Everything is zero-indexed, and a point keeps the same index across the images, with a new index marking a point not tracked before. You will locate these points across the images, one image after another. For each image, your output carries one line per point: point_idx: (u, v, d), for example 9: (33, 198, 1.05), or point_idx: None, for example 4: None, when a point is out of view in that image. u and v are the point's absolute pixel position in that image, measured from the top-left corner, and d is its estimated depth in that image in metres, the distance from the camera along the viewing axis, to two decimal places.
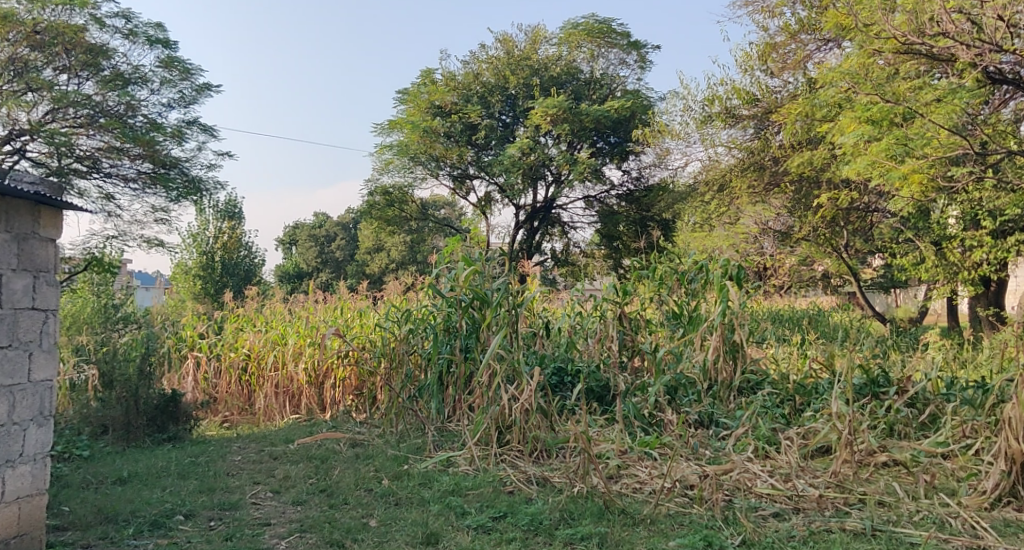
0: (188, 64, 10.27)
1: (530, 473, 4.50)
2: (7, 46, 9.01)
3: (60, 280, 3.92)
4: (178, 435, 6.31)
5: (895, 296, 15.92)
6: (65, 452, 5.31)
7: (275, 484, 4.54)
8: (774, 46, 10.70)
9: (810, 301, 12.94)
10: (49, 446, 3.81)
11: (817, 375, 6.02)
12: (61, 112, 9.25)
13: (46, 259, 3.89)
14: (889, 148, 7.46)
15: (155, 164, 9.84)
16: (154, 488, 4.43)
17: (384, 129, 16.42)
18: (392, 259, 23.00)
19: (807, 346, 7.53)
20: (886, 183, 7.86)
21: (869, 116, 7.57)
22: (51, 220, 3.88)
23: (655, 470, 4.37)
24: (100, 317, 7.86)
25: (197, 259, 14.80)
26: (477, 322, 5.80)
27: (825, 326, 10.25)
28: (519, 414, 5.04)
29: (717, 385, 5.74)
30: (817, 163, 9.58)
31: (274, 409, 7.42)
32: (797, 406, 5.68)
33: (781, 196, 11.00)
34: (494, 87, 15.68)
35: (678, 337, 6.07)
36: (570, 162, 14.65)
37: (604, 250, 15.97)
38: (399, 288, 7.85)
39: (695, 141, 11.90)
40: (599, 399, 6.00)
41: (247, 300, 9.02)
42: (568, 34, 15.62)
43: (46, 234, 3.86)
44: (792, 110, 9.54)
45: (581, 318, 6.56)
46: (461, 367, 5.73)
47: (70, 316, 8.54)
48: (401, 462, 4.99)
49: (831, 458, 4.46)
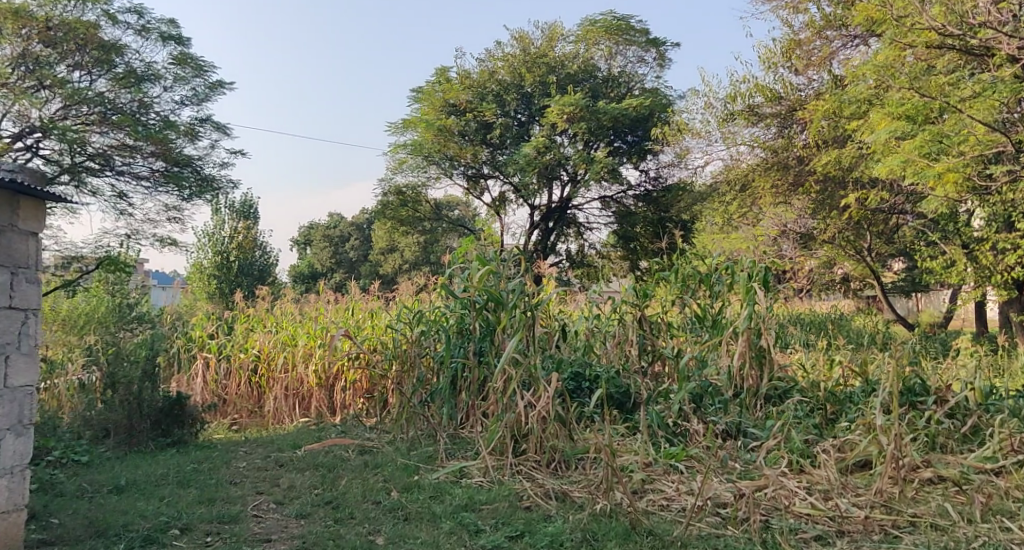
0: (201, 61, 10.09)
1: (549, 488, 4.24)
2: (19, 41, 8.87)
3: (42, 277, 3.77)
4: (183, 439, 6.11)
5: (917, 300, 15.57)
6: (61, 457, 5.09)
7: (278, 494, 4.31)
8: (798, 42, 10.42)
9: (832, 305, 12.61)
10: (29, 457, 3.65)
11: (849, 383, 5.75)
12: (74, 110, 9.09)
13: (26, 255, 3.74)
14: (924, 145, 7.08)
15: (168, 161, 9.66)
16: (152, 498, 4.22)
17: (399, 128, 16.22)
18: (406, 260, 22.79)
19: (834, 352, 7.26)
20: (919, 181, 7.47)
21: (903, 112, 7.23)
22: (32, 212, 3.73)
23: (683, 485, 4.09)
24: (115, 315, 7.78)
25: (211, 259, 14.66)
26: (492, 324, 5.54)
27: (851, 330, 9.94)
28: (536, 422, 4.78)
29: (744, 393, 5.48)
30: (845, 161, 9.24)
31: (283, 412, 7.22)
32: (828, 416, 5.43)
33: (804, 196, 10.68)
34: (509, 85, 15.40)
35: (703, 342, 5.82)
36: (587, 161, 14.36)
37: (621, 251, 15.82)
38: (411, 288, 7.66)
39: (716, 139, 11.59)
40: (619, 407, 5.74)
41: (257, 300, 8.82)
42: (586, 31, 15.30)
43: (25, 228, 3.72)
44: (817, 107, 9.26)
45: (599, 320, 6.31)
46: (475, 371, 5.47)
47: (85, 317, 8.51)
48: (411, 472, 4.73)
49: (871, 473, 4.16)
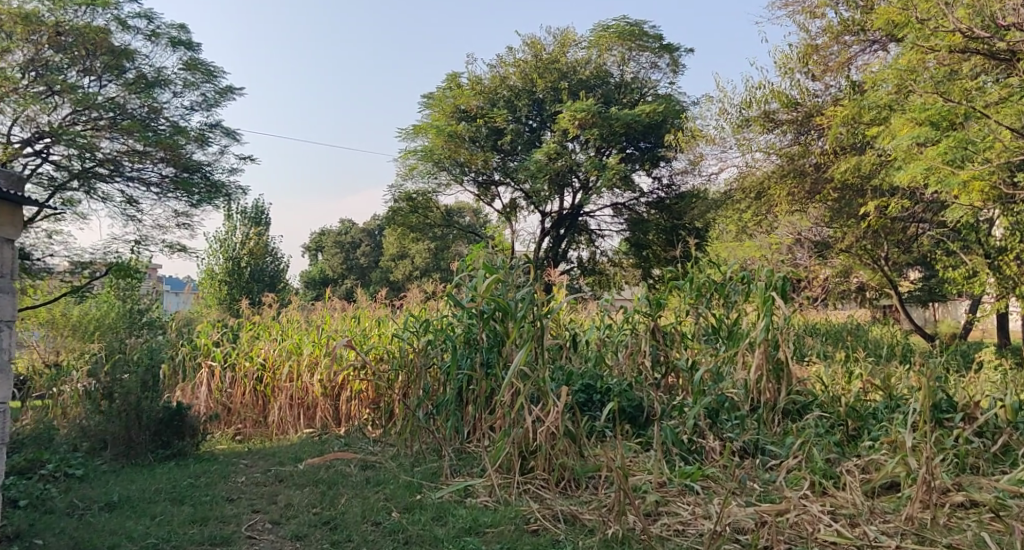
0: (211, 66, 10.00)
1: (557, 509, 4.04)
2: (30, 46, 8.73)
3: (16, 285, 3.79)
4: (183, 451, 5.95)
5: (935, 310, 15.31)
6: (55, 471, 4.95)
7: (276, 513, 4.15)
8: (816, 47, 10.21)
9: (847, 314, 12.37)
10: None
11: (872, 398, 5.54)
12: (84, 115, 8.99)
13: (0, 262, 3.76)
14: (948, 152, 6.86)
15: (177, 167, 9.57)
16: (144, 516, 4.06)
17: (409, 134, 16.10)
18: (416, 266, 22.68)
19: (852, 363, 7.05)
20: (943, 189, 7.24)
21: (926, 117, 7.02)
22: (7, 219, 3.74)
23: (700, 508, 3.89)
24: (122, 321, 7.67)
25: (222, 264, 14.54)
26: (500, 335, 5.35)
27: (868, 341, 9.71)
28: (545, 438, 4.60)
29: (761, 407, 5.29)
30: (864, 168, 9.00)
31: (288, 422, 7.06)
32: (850, 433, 5.22)
33: (821, 204, 10.45)
34: (521, 90, 15.24)
35: (719, 354, 5.63)
36: (599, 167, 14.16)
37: (633, 259, 15.65)
38: (419, 296, 7.50)
39: (731, 146, 11.39)
40: (632, 421, 5.52)
41: (264, 308, 8.68)
42: (598, 37, 15.14)
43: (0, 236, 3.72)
44: (836, 113, 9.03)
45: (611, 330, 6.14)
46: (482, 384, 5.30)
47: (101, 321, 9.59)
48: (414, 490, 4.55)
49: (899, 496, 3.93)
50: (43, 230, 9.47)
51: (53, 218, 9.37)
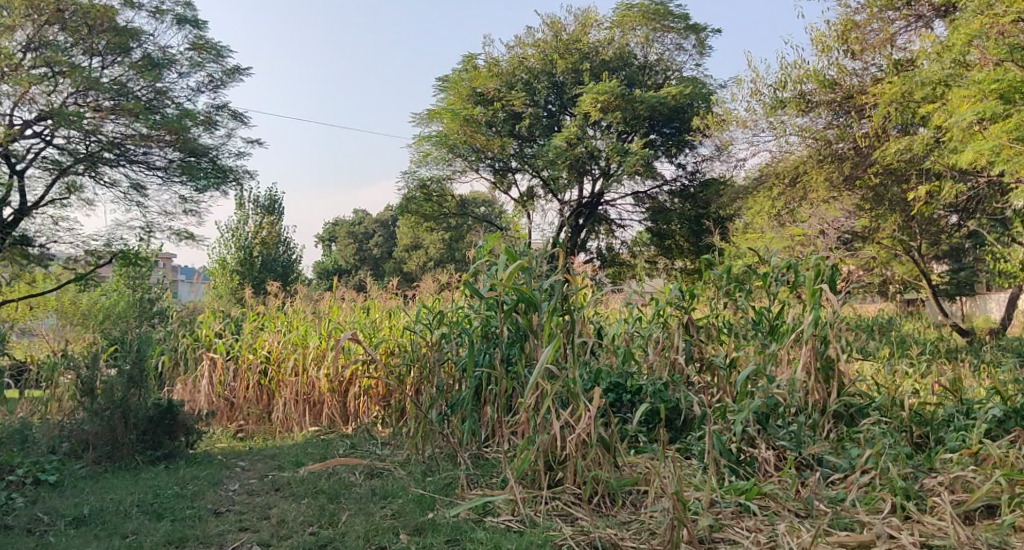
0: (218, 46, 9.50)
1: (594, 535, 3.50)
2: (31, 24, 8.16)
3: None
4: (174, 452, 5.46)
5: (965, 303, 14.67)
6: (25, 476, 4.50)
7: (266, 533, 3.66)
8: (855, 23, 9.57)
9: (877, 308, 11.78)
10: None
11: (936, 402, 4.95)
12: (86, 97, 8.44)
13: None
14: (1016, 128, 6.19)
15: (184, 151, 9.06)
16: (114, 536, 3.59)
17: (424, 119, 15.56)
18: (430, 257, 22.17)
19: (898, 361, 6.46)
20: (1007, 170, 6.56)
21: (996, 91, 6.32)
22: None
23: (763, 536, 3.35)
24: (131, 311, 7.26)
25: (235, 253, 14.06)
26: (522, 329, 4.72)
27: (908, 336, 9.13)
28: (574, 447, 4.03)
29: (810, 411, 4.71)
30: (914, 150, 8.32)
31: (293, 420, 6.54)
32: (914, 440, 4.64)
33: (858, 191, 9.82)
34: (540, 73, 14.63)
35: (762, 351, 5.04)
36: (621, 153, 13.56)
37: (653, 250, 15.09)
38: (433, 286, 6.97)
39: (762, 129, 10.81)
40: (667, 423, 4.96)
41: (269, 297, 8.12)
42: (621, 16, 14.49)
43: None
44: (883, 90, 8.35)
45: (641, 325, 5.57)
46: (502, 383, 4.74)
47: (106, 307, 9.89)
48: (426, 505, 4.01)
49: (1000, 524, 3.39)
50: (47, 217, 8.99)
51: (58, 204, 8.88)
